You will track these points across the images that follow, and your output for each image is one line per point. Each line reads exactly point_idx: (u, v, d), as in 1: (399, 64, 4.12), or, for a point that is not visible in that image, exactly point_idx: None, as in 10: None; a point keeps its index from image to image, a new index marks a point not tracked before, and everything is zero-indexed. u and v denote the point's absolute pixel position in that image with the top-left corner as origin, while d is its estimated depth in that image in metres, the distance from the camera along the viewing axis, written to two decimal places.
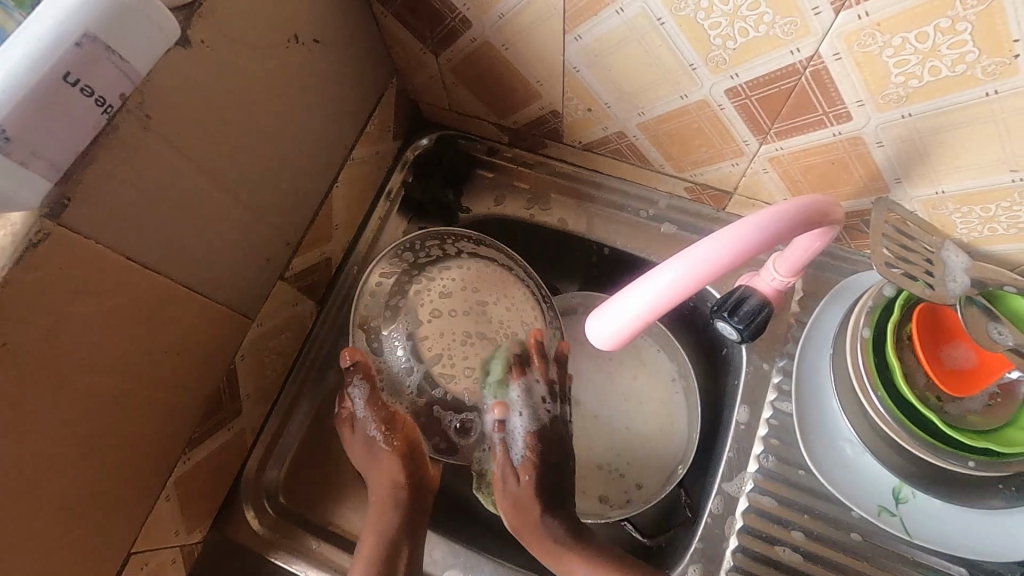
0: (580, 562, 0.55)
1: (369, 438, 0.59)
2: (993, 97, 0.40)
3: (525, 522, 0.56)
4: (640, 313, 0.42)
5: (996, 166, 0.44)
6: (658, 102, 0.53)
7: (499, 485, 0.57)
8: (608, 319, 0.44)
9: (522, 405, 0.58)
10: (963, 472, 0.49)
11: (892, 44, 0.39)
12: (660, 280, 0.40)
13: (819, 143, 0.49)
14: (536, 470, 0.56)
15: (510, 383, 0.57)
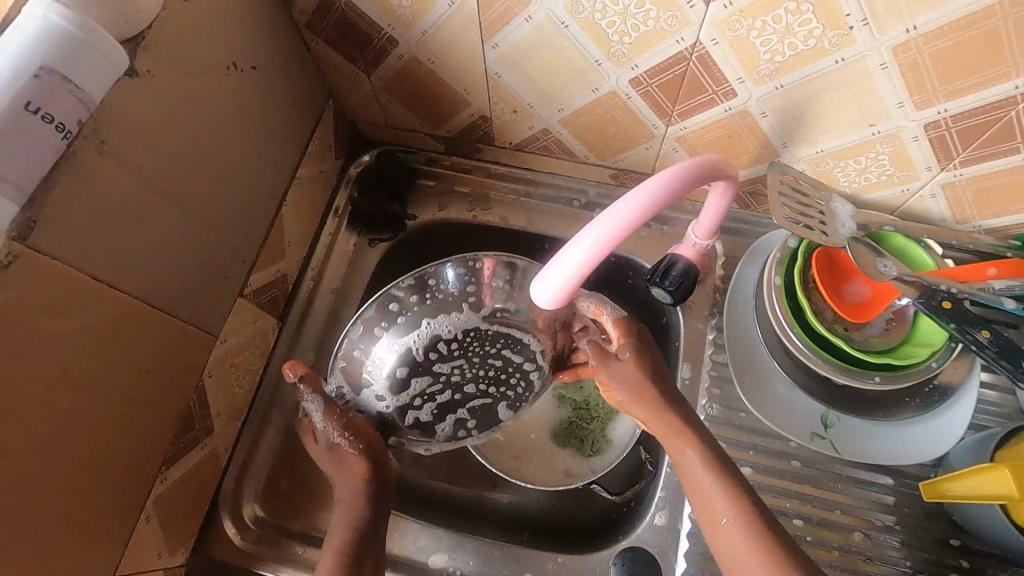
0: (698, 438, 0.54)
1: (332, 443, 0.60)
2: (842, 63, 0.48)
3: (645, 401, 0.56)
4: (575, 267, 0.45)
5: (857, 123, 0.53)
6: (574, 97, 0.59)
7: (598, 367, 0.59)
8: (549, 279, 0.46)
9: (621, 344, 0.58)
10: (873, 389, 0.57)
11: (755, 27, 0.47)
12: (592, 233, 0.43)
13: (714, 119, 0.57)
14: (636, 352, 0.58)
15: (597, 367, 0.59)
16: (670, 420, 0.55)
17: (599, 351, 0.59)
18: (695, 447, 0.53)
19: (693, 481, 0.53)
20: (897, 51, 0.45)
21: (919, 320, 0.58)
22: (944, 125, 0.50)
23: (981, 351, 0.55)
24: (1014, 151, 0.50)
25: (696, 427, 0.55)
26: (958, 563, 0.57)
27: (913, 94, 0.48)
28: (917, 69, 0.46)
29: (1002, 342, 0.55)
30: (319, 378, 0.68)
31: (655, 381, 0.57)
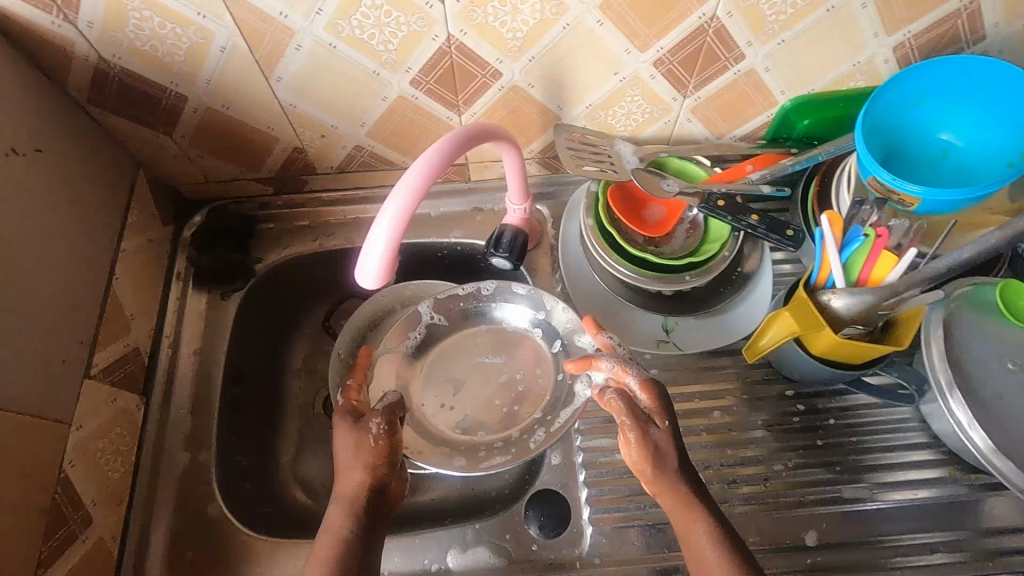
0: (704, 512, 0.51)
1: (367, 427, 0.56)
2: (569, 28, 0.57)
3: (669, 471, 0.52)
4: (385, 243, 0.47)
5: (604, 74, 0.63)
6: (370, 110, 0.65)
7: (631, 431, 0.52)
8: (367, 257, 0.47)
9: (654, 408, 0.53)
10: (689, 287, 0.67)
11: (489, 13, 0.55)
12: (390, 205, 0.46)
13: (494, 99, 0.65)
14: (666, 418, 0.53)
15: (624, 422, 0.52)
16: (678, 481, 0.52)
17: (625, 403, 0.54)
18: (703, 519, 0.50)
19: (698, 554, 0.50)
20: (604, 9, 0.55)
21: (709, 222, 0.70)
22: (666, 61, 0.62)
23: (756, 231, 0.66)
24: (725, 69, 0.63)
25: (690, 487, 0.52)
26: (796, 408, 0.69)
27: (632, 42, 0.59)
28: (625, 21, 0.56)
29: (768, 220, 0.66)
30: (201, 438, 0.68)
31: (677, 450, 0.52)
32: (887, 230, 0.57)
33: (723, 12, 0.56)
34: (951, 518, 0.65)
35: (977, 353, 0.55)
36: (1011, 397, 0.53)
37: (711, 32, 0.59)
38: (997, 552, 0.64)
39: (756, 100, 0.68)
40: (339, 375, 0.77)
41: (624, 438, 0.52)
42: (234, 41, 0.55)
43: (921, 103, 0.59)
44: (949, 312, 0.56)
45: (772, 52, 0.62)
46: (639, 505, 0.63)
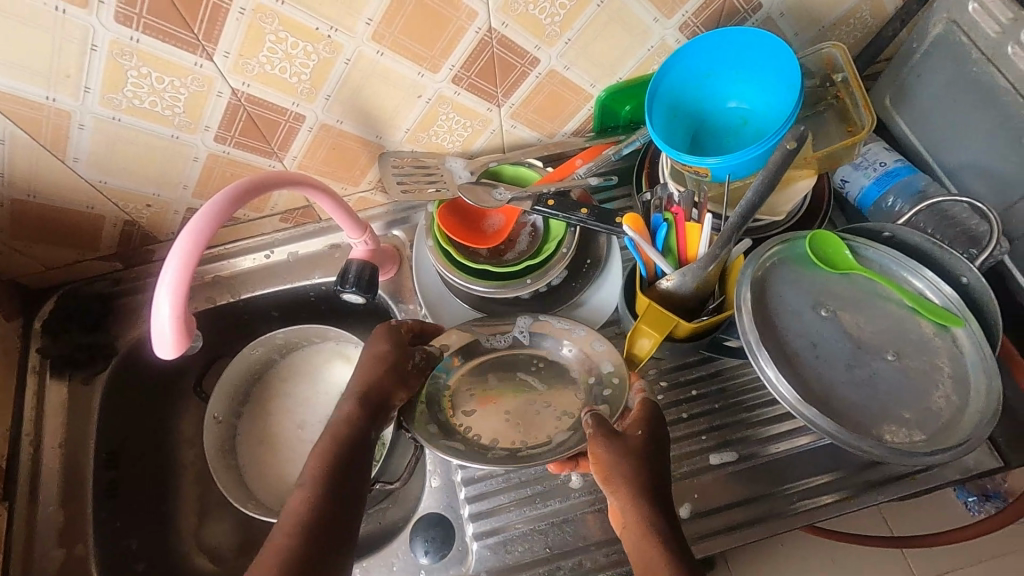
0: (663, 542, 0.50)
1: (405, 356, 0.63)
2: (351, 63, 0.58)
3: (630, 496, 0.52)
4: (170, 306, 0.47)
5: (408, 101, 0.64)
6: (185, 172, 0.65)
7: (597, 441, 0.56)
8: (156, 320, 0.47)
9: (634, 422, 0.57)
10: (533, 289, 0.70)
11: (263, 62, 0.55)
12: (167, 273, 0.47)
13: (308, 141, 0.65)
14: (645, 432, 0.56)
15: (598, 438, 0.56)
16: (645, 504, 0.52)
17: (601, 424, 0.57)
18: (663, 551, 0.49)
19: None
20: (377, 39, 0.56)
21: (548, 223, 0.73)
22: (463, 76, 0.63)
23: (588, 223, 0.68)
24: (526, 73, 0.65)
25: (653, 519, 0.51)
26: (660, 386, 0.69)
27: (420, 64, 0.60)
28: (405, 48, 0.58)
29: (598, 210, 0.68)
30: (76, 532, 0.68)
31: (653, 464, 0.55)
32: (680, 206, 0.60)
33: (497, 23, 0.58)
34: (822, 461, 0.65)
35: (790, 306, 0.57)
36: (823, 343, 0.56)
37: (495, 43, 0.60)
38: (875, 482, 0.63)
39: (571, 97, 0.70)
40: (223, 437, 0.76)
41: (596, 454, 0.55)
42: (9, 131, 0.55)
43: (712, 75, 0.62)
44: (761, 271, 0.59)
45: (564, 51, 0.63)
46: (520, 511, 0.64)
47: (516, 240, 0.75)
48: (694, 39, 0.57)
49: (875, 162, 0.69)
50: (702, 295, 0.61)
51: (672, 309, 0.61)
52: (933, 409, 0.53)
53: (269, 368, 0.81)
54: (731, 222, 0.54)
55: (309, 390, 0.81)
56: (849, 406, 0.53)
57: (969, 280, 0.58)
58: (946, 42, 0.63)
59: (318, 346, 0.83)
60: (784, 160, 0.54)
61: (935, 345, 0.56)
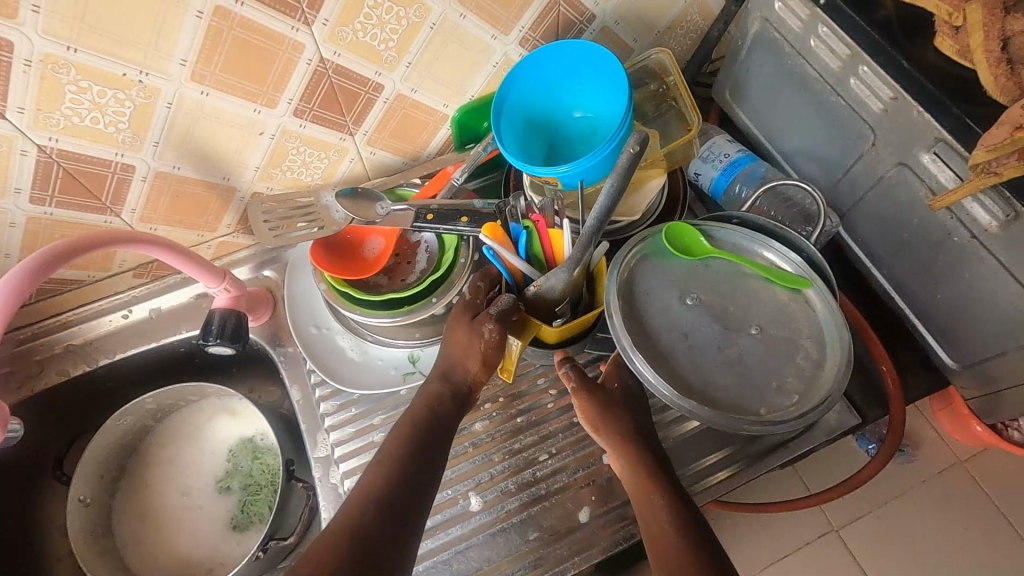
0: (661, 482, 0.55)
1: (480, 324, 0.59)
2: (173, 106, 0.54)
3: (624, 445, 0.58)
4: None
5: (250, 139, 0.61)
6: (4, 240, 0.59)
7: (574, 381, 0.62)
8: None
9: (609, 376, 0.64)
10: (441, 308, 0.67)
11: (68, 114, 0.51)
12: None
13: (144, 191, 0.61)
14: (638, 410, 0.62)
15: (584, 384, 0.62)
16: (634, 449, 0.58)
17: (580, 376, 0.62)
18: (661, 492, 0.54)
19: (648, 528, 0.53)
20: (198, 80, 0.53)
21: (441, 236, 0.70)
22: (306, 109, 0.61)
23: (470, 231, 0.66)
24: (372, 99, 0.64)
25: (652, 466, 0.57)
26: (549, 395, 0.69)
27: (255, 101, 0.57)
28: (234, 86, 0.55)
29: (478, 215, 0.66)
30: None
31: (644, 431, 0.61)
32: (541, 213, 0.61)
33: (328, 53, 0.56)
34: (708, 444, 0.68)
35: (658, 300, 0.60)
36: (694, 332, 0.58)
37: (331, 73, 0.58)
38: (758, 454, 0.67)
39: (426, 119, 0.70)
40: (93, 519, 0.70)
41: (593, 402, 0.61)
42: None
43: (556, 86, 0.63)
44: (626, 273, 0.61)
45: (407, 75, 0.63)
46: (421, 545, 0.62)
47: (413, 260, 0.71)
48: (531, 55, 0.59)
49: (720, 154, 0.73)
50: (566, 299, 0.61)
51: (536, 314, 0.61)
52: (798, 371, 0.56)
53: (145, 435, 0.76)
54: (588, 225, 0.54)
55: (192, 453, 0.76)
56: (726, 388, 0.55)
57: (808, 254, 0.63)
58: (764, 38, 0.68)
59: (198, 404, 0.77)
60: (631, 163, 0.55)
61: (793, 310, 0.60)
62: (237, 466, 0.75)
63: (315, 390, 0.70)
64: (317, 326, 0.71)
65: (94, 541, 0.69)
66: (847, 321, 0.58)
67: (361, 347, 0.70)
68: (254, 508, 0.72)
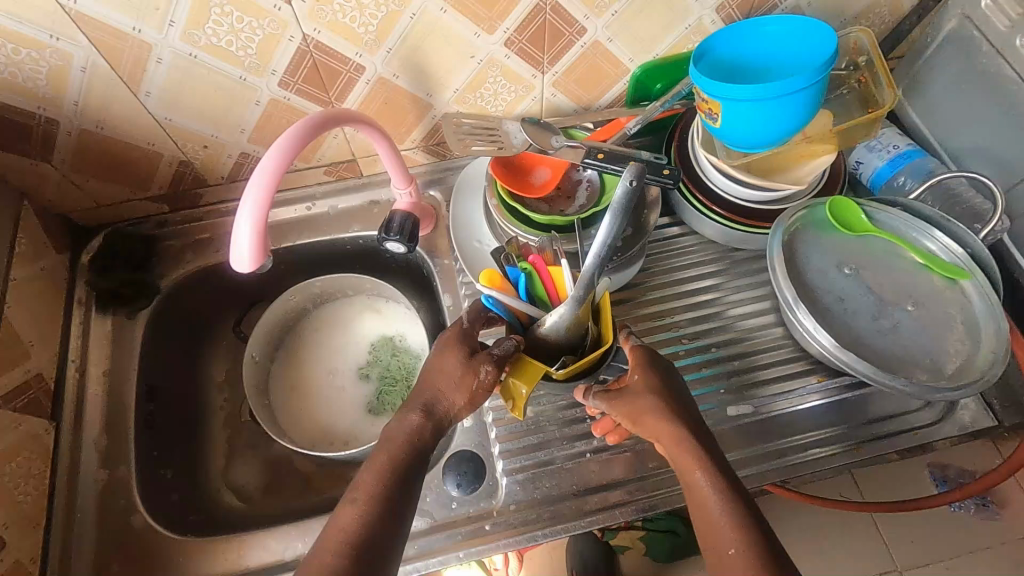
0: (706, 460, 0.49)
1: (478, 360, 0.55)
2: (416, 18, 0.62)
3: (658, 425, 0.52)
4: (255, 204, 0.50)
5: (461, 62, 0.68)
6: (246, 116, 0.68)
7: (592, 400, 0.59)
8: (241, 227, 0.50)
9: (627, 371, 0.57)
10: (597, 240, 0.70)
11: (337, 10, 0.59)
12: (247, 200, 0.50)
13: (364, 93, 0.69)
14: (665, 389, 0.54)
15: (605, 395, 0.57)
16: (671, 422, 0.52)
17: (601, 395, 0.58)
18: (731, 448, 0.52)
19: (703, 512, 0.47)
20: None
21: (603, 177, 0.74)
22: (516, 40, 0.67)
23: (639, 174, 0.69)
24: (572, 43, 0.69)
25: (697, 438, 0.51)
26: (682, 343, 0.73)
27: (479, 25, 0.64)
28: (468, 8, 0.62)
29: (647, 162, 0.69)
30: (119, 455, 0.69)
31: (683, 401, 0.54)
32: (537, 255, 0.62)
33: None
34: (830, 417, 0.70)
35: (816, 265, 0.63)
36: (849, 299, 0.62)
37: (549, 10, 0.65)
38: (879, 435, 0.68)
39: (610, 71, 0.75)
40: (258, 376, 0.79)
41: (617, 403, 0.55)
42: (93, 60, 0.58)
43: None
44: (790, 235, 0.64)
45: (609, 23, 0.68)
46: (549, 451, 0.67)
47: (573, 196, 0.76)
48: (755, 26, 0.63)
49: (888, 145, 0.74)
50: (574, 333, 0.60)
51: (541, 356, 0.62)
52: (951, 351, 0.58)
53: (302, 317, 0.85)
54: (589, 263, 0.51)
55: (339, 339, 0.84)
56: (876, 352, 0.59)
57: (973, 251, 0.62)
58: (959, 37, 0.69)
59: (350, 298, 0.86)
60: (631, 194, 0.47)
61: (946, 298, 0.61)
62: (378, 358, 0.83)
63: (464, 300, 0.77)
64: (473, 240, 0.76)
65: (256, 394, 0.78)
66: (1004, 313, 0.58)
67: None
68: (389, 398, 0.80)
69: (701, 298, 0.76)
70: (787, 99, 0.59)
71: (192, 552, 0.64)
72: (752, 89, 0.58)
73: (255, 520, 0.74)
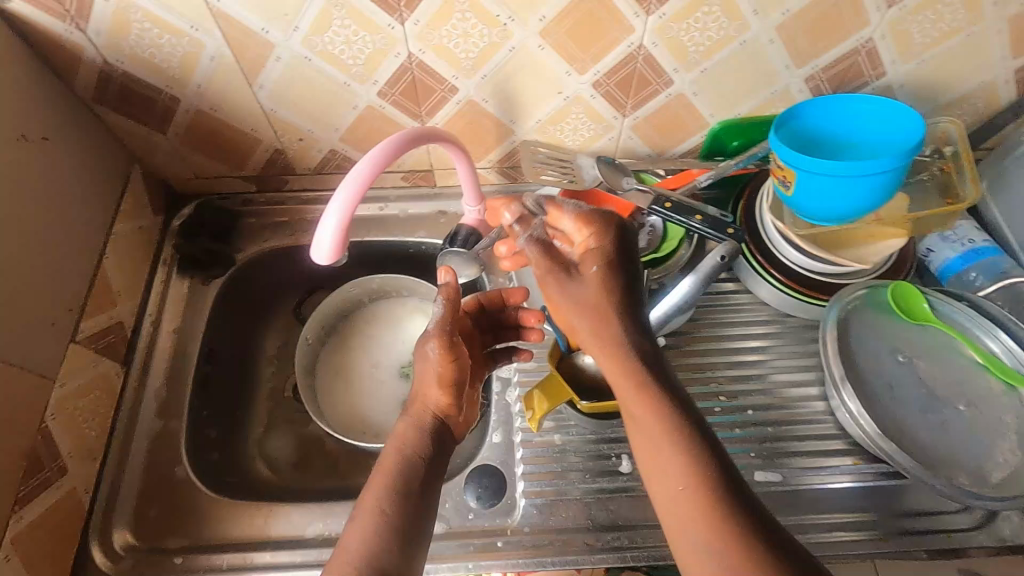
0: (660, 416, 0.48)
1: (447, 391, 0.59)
2: (513, 51, 0.65)
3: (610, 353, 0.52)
4: (343, 205, 0.54)
5: (548, 96, 0.72)
6: (342, 117, 0.73)
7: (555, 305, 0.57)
8: (327, 224, 0.54)
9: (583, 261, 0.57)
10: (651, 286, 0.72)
11: (443, 35, 0.63)
12: (337, 200, 0.54)
13: (453, 112, 0.73)
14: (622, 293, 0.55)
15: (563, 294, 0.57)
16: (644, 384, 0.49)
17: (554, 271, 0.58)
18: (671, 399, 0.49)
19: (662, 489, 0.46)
20: (544, 35, 0.64)
21: (667, 226, 0.76)
22: (604, 83, 0.70)
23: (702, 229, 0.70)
24: (657, 92, 0.72)
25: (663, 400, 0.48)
26: (718, 400, 0.73)
27: (571, 64, 0.67)
28: (564, 47, 0.65)
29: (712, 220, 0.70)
30: (173, 408, 0.74)
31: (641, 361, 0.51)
32: None
33: (649, 42, 0.65)
34: (861, 501, 0.68)
35: (868, 347, 0.63)
36: (899, 387, 0.61)
37: (640, 60, 0.67)
38: (911, 530, 0.66)
39: (689, 123, 0.76)
40: (308, 357, 0.84)
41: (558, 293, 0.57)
42: (222, 51, 0.64)
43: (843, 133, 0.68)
44: (845, 312, 0.64)
45: (697, 79, 0.70)
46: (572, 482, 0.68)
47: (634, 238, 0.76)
48: (842, 102, 0.64)
49: (963, 238, 0.72)
50: None
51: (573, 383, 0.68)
52: (1000, 458, 0.57)
53: (356, 309, 0.89)
54: None
55: (388, 336, 0.89)
56: (919, 446, 0.58)
57: None
58: None
59: (404, 299, 0.90)
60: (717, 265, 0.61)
61: (1001, 403, 0.59)
62: None
63: None
64: (529, 266, 0.80)
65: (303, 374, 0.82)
66: None
67: None
68: None
69: (742, 357, 0.76)
70: (867, 180, 0.59)
71: (223, 512, 0.68)
72: (833, 165, 0.58)
73: (282, 493, 0.78)
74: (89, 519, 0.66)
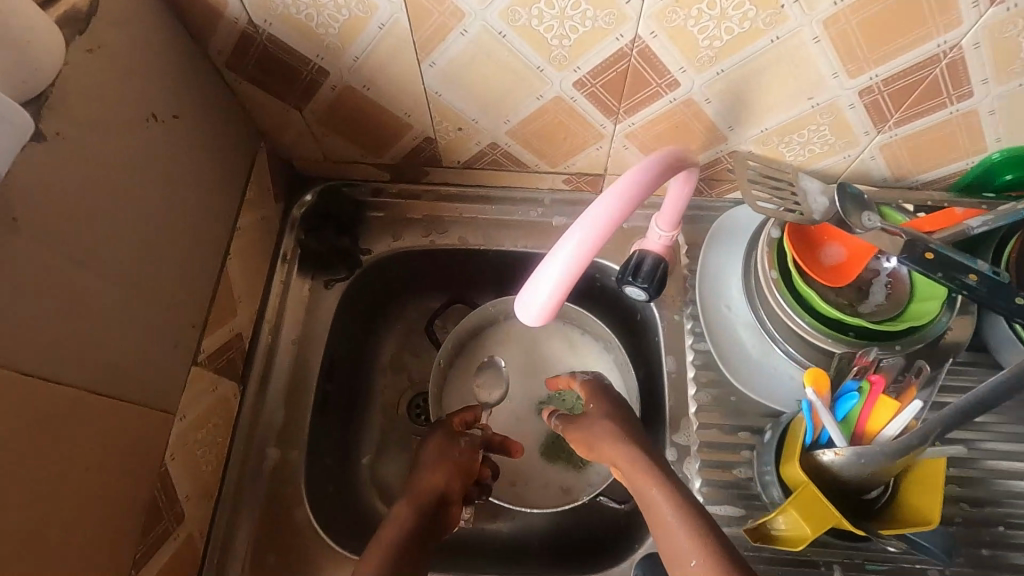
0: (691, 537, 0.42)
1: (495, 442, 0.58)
2: (777, 42, 0.49)
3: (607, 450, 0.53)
4: (563, 265, 0.42)
5: (792, 101, 0.55)
6: (520, 107, 0.58)
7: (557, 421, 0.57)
8: (539, 283, 0.43)
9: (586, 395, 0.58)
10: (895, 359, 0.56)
11: (692, 15, 0.47)
12: (556, 257, 0.42)
13: (660, 112, 0.57)
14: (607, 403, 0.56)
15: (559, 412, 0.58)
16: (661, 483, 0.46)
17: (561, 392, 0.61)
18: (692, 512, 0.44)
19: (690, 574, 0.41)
20: (829, 23, 0.47)
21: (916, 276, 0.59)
22: (876, 91, 0.53)
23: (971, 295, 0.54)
24: (941, 106, 0.54)
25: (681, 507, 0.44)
26: (956, 507, 0.59)
27: (846, 64, 0.50)
28: (849, 42, 0.48)
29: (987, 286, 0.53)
30: (294, 436, 0.64)
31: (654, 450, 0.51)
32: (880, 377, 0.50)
33: (971, 40, 0.48)
34: None
35: None
36: None
37: (946, 63, 0.50)
38: None
39: (961, 147, 0.58)
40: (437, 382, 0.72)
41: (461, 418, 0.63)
42: (397, 17, 0.49)
43: None
44: None
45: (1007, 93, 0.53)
46: None
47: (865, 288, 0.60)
48: None
49: None
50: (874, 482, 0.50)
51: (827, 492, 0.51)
52: None
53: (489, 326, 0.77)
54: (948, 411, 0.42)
55: (524, 361, 0.76)
56: None
57: None
58: None
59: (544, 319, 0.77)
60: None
61: None
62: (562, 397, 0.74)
63: (690, 370, 0.65)
64: (718, 308, 0.66)
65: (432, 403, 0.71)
66: None
67: (766, 350, 0.63)
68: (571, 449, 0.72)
69: (986, 454, 0.61)
70: None
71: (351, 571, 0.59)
72: None
73: None
74: (203, 564, 0.58)
